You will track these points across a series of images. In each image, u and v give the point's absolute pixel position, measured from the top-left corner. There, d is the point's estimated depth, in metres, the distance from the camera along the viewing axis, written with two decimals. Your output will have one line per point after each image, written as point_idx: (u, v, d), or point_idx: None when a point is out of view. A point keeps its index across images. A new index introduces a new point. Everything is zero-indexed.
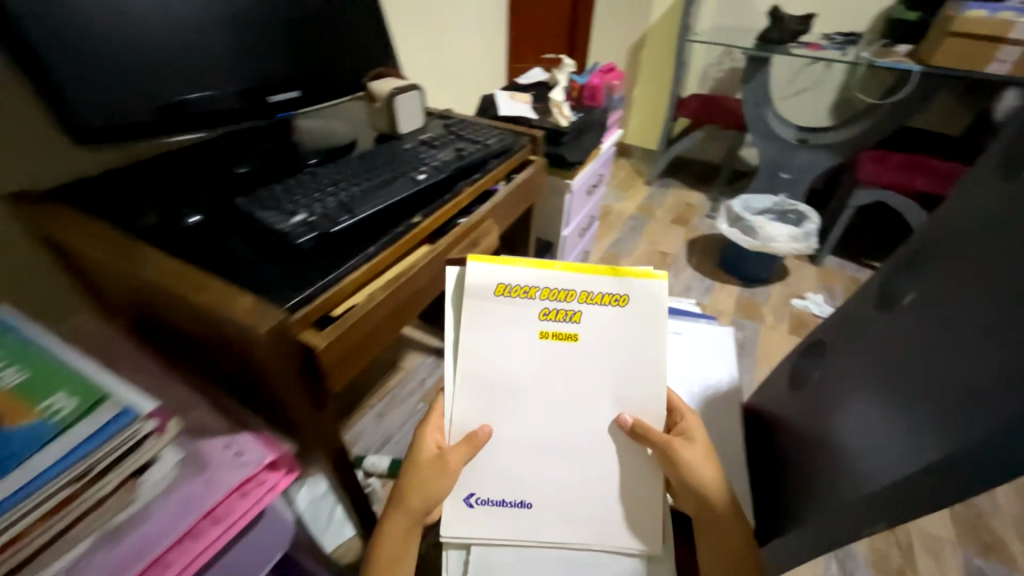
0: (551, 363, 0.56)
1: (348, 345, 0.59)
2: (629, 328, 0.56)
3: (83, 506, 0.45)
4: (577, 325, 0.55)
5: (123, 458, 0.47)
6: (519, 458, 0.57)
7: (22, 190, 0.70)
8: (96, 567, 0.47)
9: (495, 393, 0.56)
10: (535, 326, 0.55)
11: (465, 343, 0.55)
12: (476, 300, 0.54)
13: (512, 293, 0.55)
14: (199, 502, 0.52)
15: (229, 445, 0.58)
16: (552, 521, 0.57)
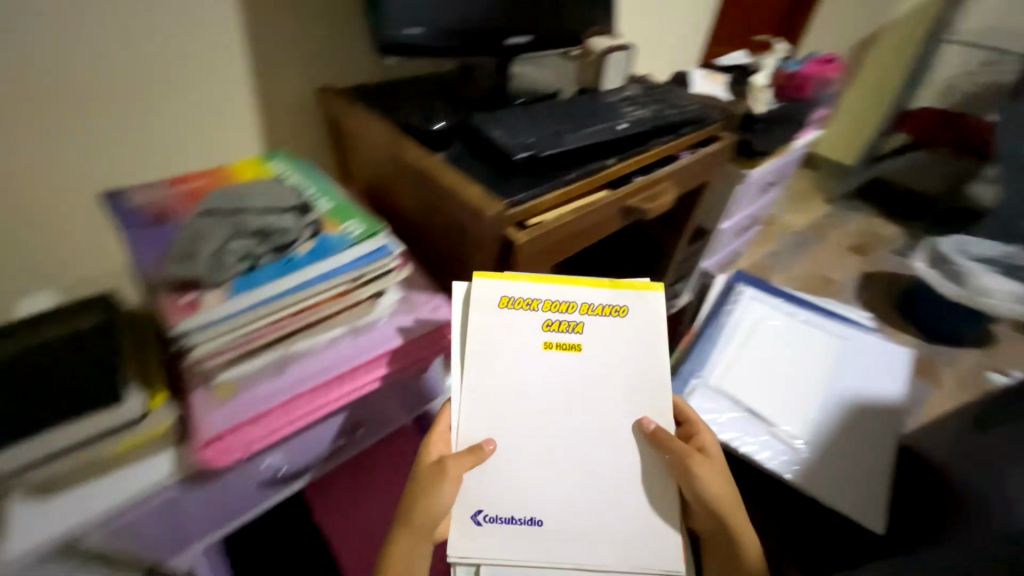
0: (553, 374, 0.63)
1: (534, 250, 0.70)
2: (628, 336, 0.65)
3: (349, 301, 0.62)
4: (580, 334, 0.64)
5: (376, 279, 0.64)
6: (523, 471, 0.61)
7: (326, 85, 0.90)
8: (344, 348, 0.65)
9: (497, 409, 0.61)
10: (541, 336, 0.64)
11: (475, 354, 0.62)
12: (484, 312, 0.63)
13: (515, 304, 0.64)
14: (406, 331, 0.69)
15: (429, 301, 0.74)
16: (566, 537, 0.60)
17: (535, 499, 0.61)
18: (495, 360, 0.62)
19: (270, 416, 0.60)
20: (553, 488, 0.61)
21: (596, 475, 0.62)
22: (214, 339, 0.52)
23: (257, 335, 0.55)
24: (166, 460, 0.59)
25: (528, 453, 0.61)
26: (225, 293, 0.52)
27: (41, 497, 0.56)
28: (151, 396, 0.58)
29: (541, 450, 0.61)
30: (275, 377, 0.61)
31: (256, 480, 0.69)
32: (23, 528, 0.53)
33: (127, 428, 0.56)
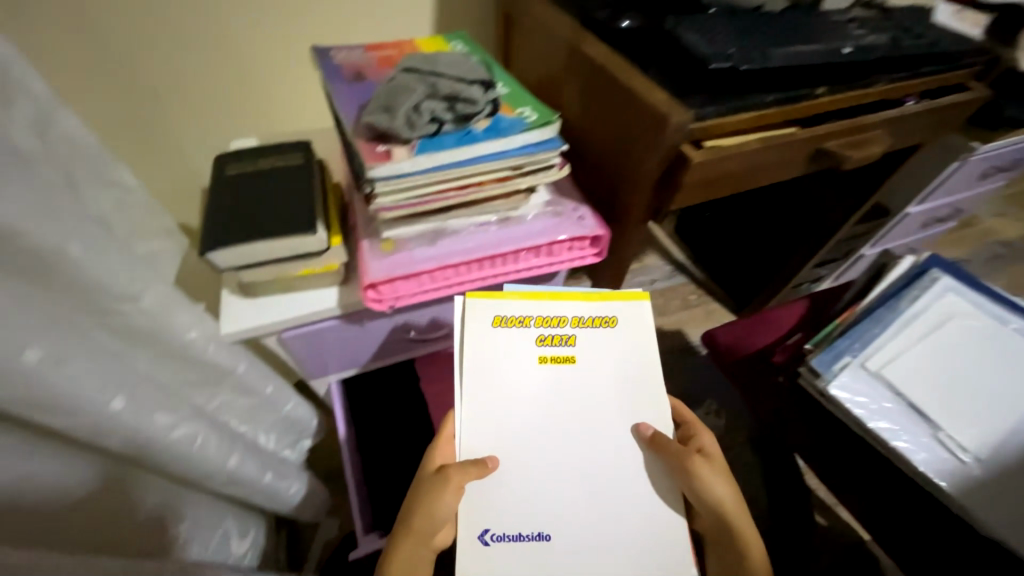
0: (550, 389, 0.60)
1: (705, 175, 0.64)
2: (622, 344, 0.62)
3: (506, 189, 0.64)
4: (573, 347, 0.61)
5: (536, 172, 0.64)
6: (527, 492, 0.56)
7: None
8: (489, 235, 0.68)
9: (492, 426, 0.57)
10: (535, 351, 0.60)
11: (471, 374, 0.58)
12: (478, 329, 0.59)
13: (509, 322, 0.60)
14: (553, 232, 0.69)
15: (576, 210, 0.72)
16: (580, 554, 0.55)
17: (547, 518, 0.55)
18: (492, 374, 0.59)
19: (421, 278, 0.66)
20: (560, 502, 0.56)
21: (602, 502, 0.56)
22: (395, 191, 0.56)
23: (428, 197, 0.59)
24: (334, 293, 0.68)
25: (530, 475, 0.57)
26: (413, 149, 0.54)
27: (241, 294, 0.65)
28: (332, 234, 0.64)
29: (534, 468, 0.57)
30: (430, 245, 0.66)
31: (393, 333, 0.79)
32: (227, 314, 0.64)
33: (313, 256, 0.63)
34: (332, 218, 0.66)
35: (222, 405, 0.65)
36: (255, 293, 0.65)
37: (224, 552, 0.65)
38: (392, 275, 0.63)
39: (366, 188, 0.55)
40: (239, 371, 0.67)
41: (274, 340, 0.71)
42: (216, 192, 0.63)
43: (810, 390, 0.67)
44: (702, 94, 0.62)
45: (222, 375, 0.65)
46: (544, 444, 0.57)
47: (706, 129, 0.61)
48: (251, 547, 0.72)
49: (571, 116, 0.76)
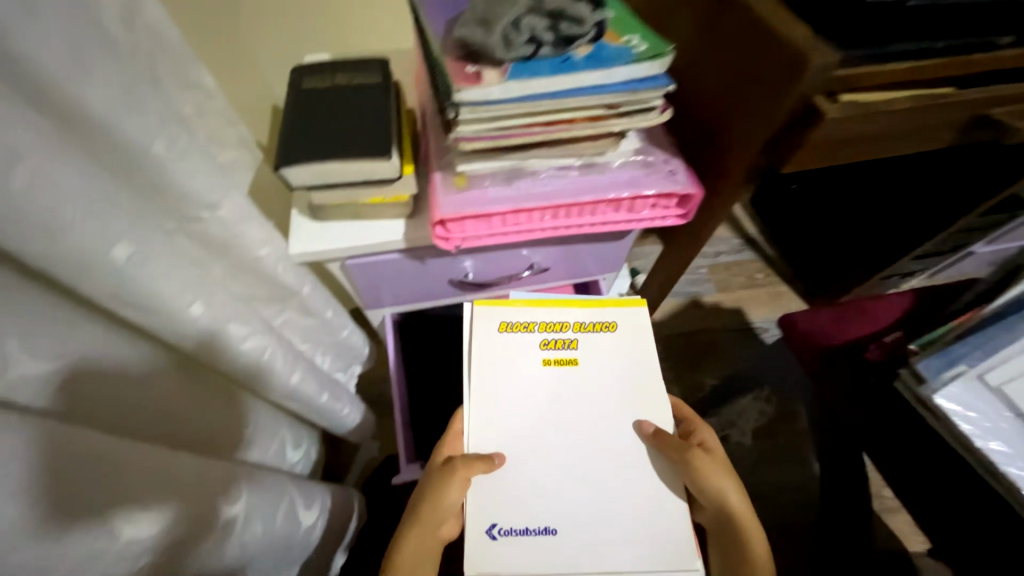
0: (552, 388, 0.67)
1: (832, 136, 0.54)
2: (621, 347, 0.69)
3: (597, 130, 0.57)
4: (575, 350, 0.68)
5: (633, 114, 0.56)
6: (533, 486, 0.61)
7: None
8: (568, 182, 0.62)
9: (499, 421, 0.64)
10: (539, 353, 0.68)
11: (480, 376, 0.66)
12: (486, 334, 0.68)
13: (514, 327, 0.68)
14: (640, 184, 0.62)
15: (667, 162, 0.65)
16: (582, 545, 0.59)
17: (551, 512, 0.60)
18: (501, 374, 0.67)
19: (492, 220, 0.62)
20: (563, 497, 0.61)
21: (603, 501, 0.61)
22: (479, 119, 0.51)
23: (512, 131, 0.53)
24: (401, 226, 0.65)
25: (536, 470, 0.62)
26: (505, 74, 0.48)
27: (310, 216, 0.64)
28: (404, 163, 0.61)
29: (534, 463, 0.63)
30: (505, 186, 0.61)
31: (451, 272, 0.77)
32: (296, 235, 0.63)
33: (384, 185, 0.60)
34: (405, 146, 0.62)
35: (286, 322, 0.67)
36: (323, 217, 0.64)
37: (281, 458, 0.69)
38: (463, 213, 0.59)
39: (449, 114, 0.50)
40: (303, 293, 0.68)
41: (338, 267, 0.71)
42: (292, 106, 0.61)
43: (905, 397, 0.60)
44: (854, 31, 0.51)
45: (287, 294, 0.65)
46: (543, 439, 0.64)
47: (850, 79, 0.51)
48: (303, 457, 0.77)
49: (677, 49, 0.66)
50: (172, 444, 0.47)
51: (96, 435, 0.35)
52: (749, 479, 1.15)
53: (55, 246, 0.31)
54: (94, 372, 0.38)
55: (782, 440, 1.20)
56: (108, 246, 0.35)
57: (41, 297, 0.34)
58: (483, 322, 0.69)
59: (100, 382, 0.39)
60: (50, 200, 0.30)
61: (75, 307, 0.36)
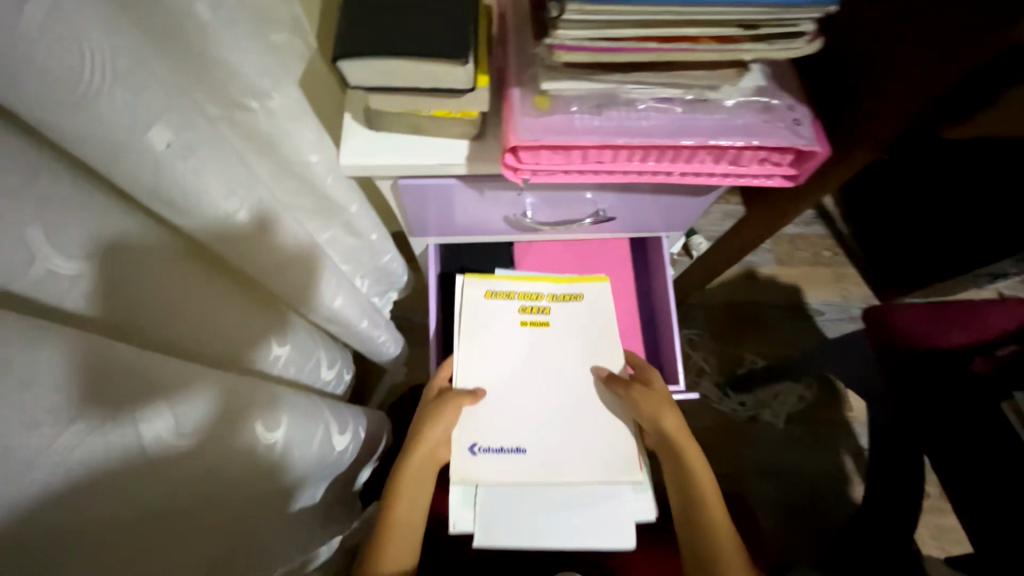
0: (528, 345, 0.81)
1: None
2: (586, 313, 0.82)
3: (720, 56, 0.46)
4: (547, 314, 0.82)
5: (772, 40, 0.45)
6: (505, 416, 0.77)
7: None
8: (669, 118, 0.51)
9: (483, 366, 0.79)
10: (517, 316, 0.81)
11: (467, 332, 0.80)
12: (473, 301, 0.81)
13: (497, 294, 0.82)
14: (757, 133, 0.52)
15: (792, 109, 0.53)
16: (544, 462, 0.75)
17: (520, 439, 0.76)
18: (483, 332, 0.81)
19: (571, 153, 0.53)
20: (529, 427, 0.77)
21: (561, 434, 0.77)
22: (586, 26, 0.41)
23: (622, 45, 0.43)
24: (465, 149, 0.57)
25: (509, 406, 0.78)
26: None
27: (365, 124, 0.57)
28: (479, 72, 0.51)
29: (506, 400, 0.78)
30: (594, 115, 0.51)
31: (508, 207, 0.70)
32: (348, 145, 0.56)
33: (452, 96, 0.51)
34: (481, 50, 0.52)
35: (328, 239, 0.62)
36: (379, 126, 0.56)
37: (315, 377, 0.68)
38: (542, 142, 0.50)
39: (552, 13, 0.40)
40: (350, 212, 0.62)
41: (389, 186, 0.64)
42: None
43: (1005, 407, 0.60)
44: None
45: (335, 211, 0.60)
46: (514, 383, 0.79)
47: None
48: (336, 376, 0.75)
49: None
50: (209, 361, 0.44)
51: (124, 345, 0.32)
52: (772, 460, 1.12)
53: (78, 122, 0.25)
54: (131, 278, 0.34)
55: (816, 426, 1.15)
56: (143, 130, 0.28)
57: (73, 185, 0.28)
58: (473, 290, 0.81)
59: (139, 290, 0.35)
60: (68, 57, 0.24)
61: (111, 201, 0.32)
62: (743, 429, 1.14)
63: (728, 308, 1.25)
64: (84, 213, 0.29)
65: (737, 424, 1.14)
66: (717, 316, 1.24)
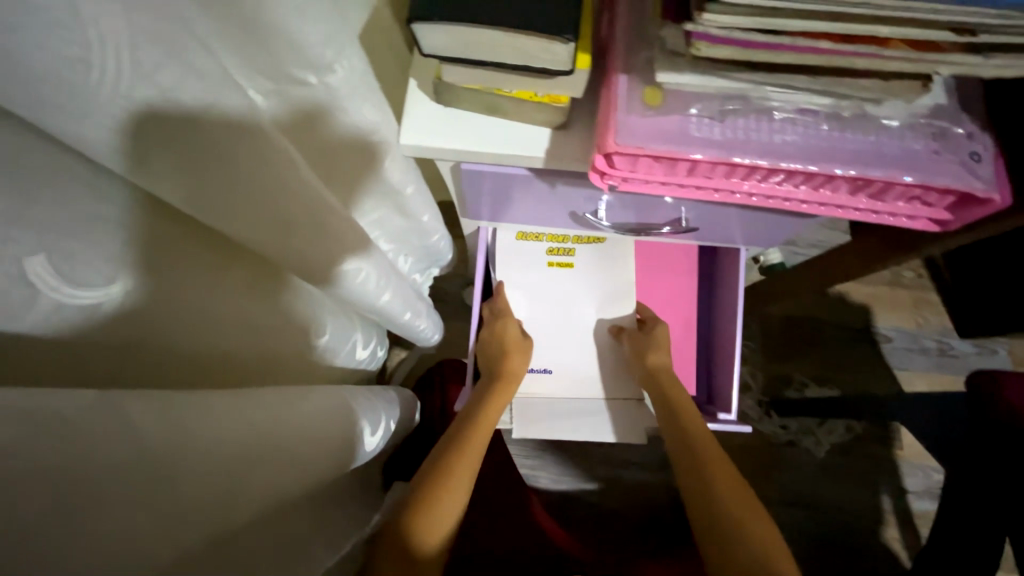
0: (553, 286, 0.83)
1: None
2: (607, 255, 0.83)
3: (907, 67, 0.35)
4: (571, 256, 0.83)
5: (987, 52, 0.33)
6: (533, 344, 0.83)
7: None
8: (807, 134, 0.41)
9: (515, 301, 0.83)
10: (544, 258, 0.83)
11: (499, 268, 0.82)
12: (504, 240, 0.82)
13: (527, 236, 0.82)
14: (919, 167, 0.41)
15: (971, 139, 0.41)
16: (563, 380, 0.83)
17: (546, 360, 0.83)
18: (515, 271, 0.83)
19: (675, 164, 0.44)
20: (550, 353, 0.83)
21: (578, 362, 0.83)
22: (745, 11, 0.31)
23: (784, 41, 0.33)
24: (545, 140, 0.48)
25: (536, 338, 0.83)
26: None
27: (432, 97, 0.48)
28: (580, 49, 0.41)
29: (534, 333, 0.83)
30: (715, 122, 0.41)
31: (577, 205, 0.61)
32: (411, 120, 0.48)
33: (541, 77, 0.42)
34: (585, 20, 0.42)
35: (376, 220, 0.56)
36: (449, 101, 0.47)
37: (350, 360, 0.64)
38: (647, 150, 0.41)
39: None
40: (405, 194, 0.55)
41: (449, 167, 0.56)
42: None
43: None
44: None
45: (389, 191, 0.53)
46: (542, 317, 0.83)
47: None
48: (371, 356, 0.70)
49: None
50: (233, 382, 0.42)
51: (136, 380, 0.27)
52: (806, 487, 1.07)
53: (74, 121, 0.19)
54: (145, 302, 0.32)
55: (860, 461, 1.08)
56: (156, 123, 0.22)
57: (92, 200, 0.26)
58: (504, 231, 0.81)
59: (152, 314, 0.33)
60: (67, 46, 0.17)
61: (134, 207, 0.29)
62: (780, 452, 1.08)
63: (787, 322, 1.15)
64: (100, 230, 0.27)
65: (774, 446, 1.09)
66: (774, 330, 1.14)
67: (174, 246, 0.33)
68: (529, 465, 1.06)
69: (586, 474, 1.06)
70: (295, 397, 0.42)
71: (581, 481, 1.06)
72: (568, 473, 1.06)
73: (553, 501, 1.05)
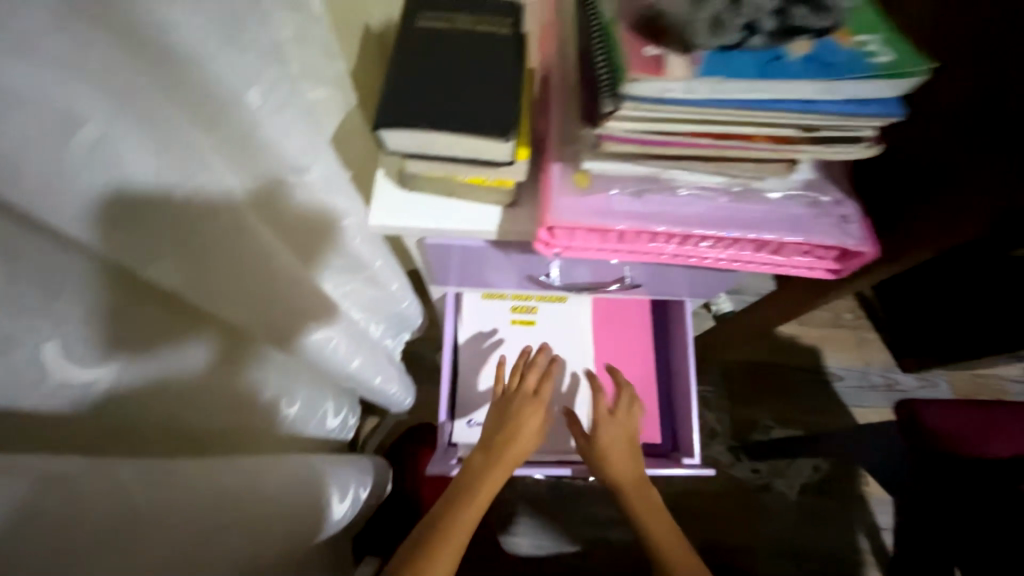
0: (513, 340, 0.88)
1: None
2: (567, 315, 0.90)
3: (771, 154, 0.44)
4: (533, 313, 0.89)
5: (827, 142, 0.43)
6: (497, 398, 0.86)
7: None
8: (710, 204, 0.50)
9: (478, 354, 0.88)
10: (507, 315, 0.89)
11: (465, 324, 0.88)
12: (470, 300, 0.88)
13: (491, 296, 0.88)
14: (800, 228, 0.50)
15: (840, 205, 0.51)
16: None
17: None
18: (480, 327, 0.88)
19: (606, 234, 0.52)
20: None
21: None
22: (639, 119, 0.40)
23: (670, 140, 0.42)
24: (495, 216, 0.56)
25: None
26: (697, 68, 0.36)
27: (398, 183, 0.56)
28: (519, 144, 0.50)
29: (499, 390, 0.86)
30: (635, 198, 0.50)
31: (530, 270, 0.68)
32: (380, 204, 0.55)
33: (488, 166, 0.50)
34: (523, 123, 0.51)
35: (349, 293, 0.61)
36: (413, 186, 0.55)
37: (320, 429, 0.65)
38: (581, 222, 0.48)
39: (606, 107, 0.39)
40: (374, 268, 0.61)
41: (416, 243, 0.63)
42: (399, 49, 0.50)
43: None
44: None
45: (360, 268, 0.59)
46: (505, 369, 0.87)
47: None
48: (342, 424, 0.71)
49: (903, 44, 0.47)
50: (203, 450, 0.46)
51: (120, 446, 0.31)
52: (785, 533, 1.08)
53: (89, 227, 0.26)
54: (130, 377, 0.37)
55: (833, 501, 1.11)
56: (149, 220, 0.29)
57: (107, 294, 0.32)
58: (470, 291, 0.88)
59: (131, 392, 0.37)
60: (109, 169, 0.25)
61: (137, 295, 0.35)
62: (755, 498, 1.10)
63: (746, 367, 1.22)
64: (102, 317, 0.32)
65: (749, 491, 1.10)
66: (735, 375, 1.21)
67: (171, 329, 0.38)
68: (507, 530, 1.04)
69: (568, 535, 1.04)
70: (275, 464, 0.45)
71: (564, 544, 1.03)
72: (549, 535, 1.04)
73: (534, 568, 1.02)
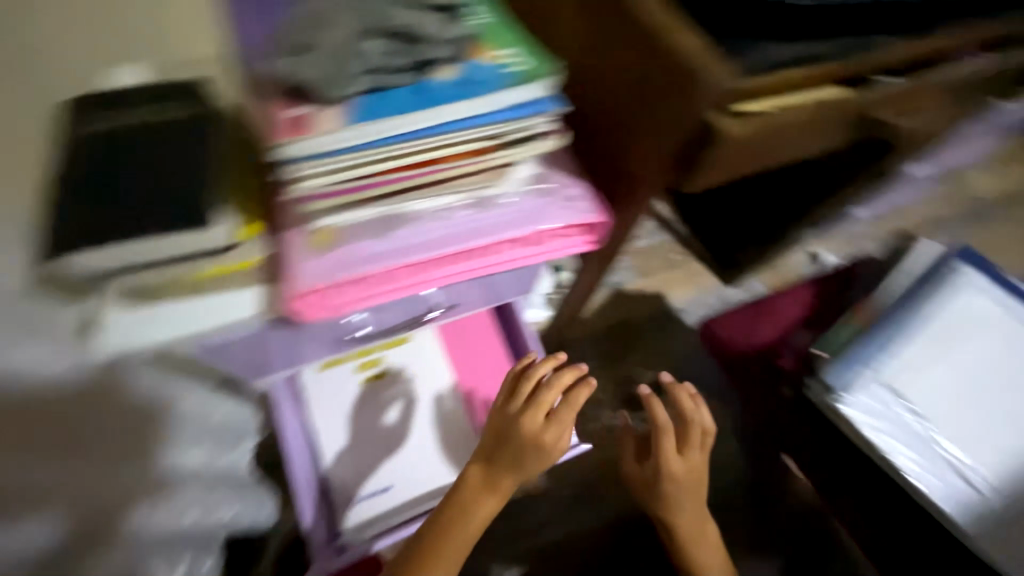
0: (368, 400, 0.84)
1: (742, 153, 0.50)
2: (416, 354, 0.88)
3: (476, 166, 0.48)
4: (380, 365, 0.86)
5: (517, 144, 0.48)
6: (368, 466, 0.80)
7: None
8: (457, 220, 0.52)
9: (334, 430, 0.82)
10: (353, 378, 0.84)
11: (312, 405, 0.82)
12: (310, 378, 0.84)
13: (329, 366, 0.84)
14: (537, 217, 0.55)
15: (569, 188, 0.57)
16: (406, 488, 0.80)
17: (387, 479, 0.80)
18: (328, 402, 0.83)
19: (370, 280, 0.52)
20: (387, 464, 0.80)
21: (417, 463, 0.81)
22: (327, 172, 0.42)
23: (371, 181, 0.45)
24: (252, 295, 0.52)
25: (368, 456, 0.81)
26: (345, 119, 0.40)
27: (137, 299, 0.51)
28: (243, 226, 0.50)
29: (367, 457, 0.81)
30: (382, 238, 0.50)
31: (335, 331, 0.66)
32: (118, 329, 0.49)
33: (217, 256, 0.49)
34: (251, 201, 0.52)
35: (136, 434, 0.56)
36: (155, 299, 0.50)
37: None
38: (331, 277, 0.49)
39: (280, 171, 0.41)
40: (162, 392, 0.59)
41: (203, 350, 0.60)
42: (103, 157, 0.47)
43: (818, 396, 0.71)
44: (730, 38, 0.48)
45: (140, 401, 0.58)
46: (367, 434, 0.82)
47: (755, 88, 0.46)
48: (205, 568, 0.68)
49: (567, 49, 0.58)
50: None
51: None
52: None
53: None
54: None
55: None
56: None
57: None
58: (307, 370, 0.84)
59: None
60: None
61: None
62: None
63: None
64: None
65: None
66: None
67: None
68: None
69: None
70: None
71: None
72: None
73: None
